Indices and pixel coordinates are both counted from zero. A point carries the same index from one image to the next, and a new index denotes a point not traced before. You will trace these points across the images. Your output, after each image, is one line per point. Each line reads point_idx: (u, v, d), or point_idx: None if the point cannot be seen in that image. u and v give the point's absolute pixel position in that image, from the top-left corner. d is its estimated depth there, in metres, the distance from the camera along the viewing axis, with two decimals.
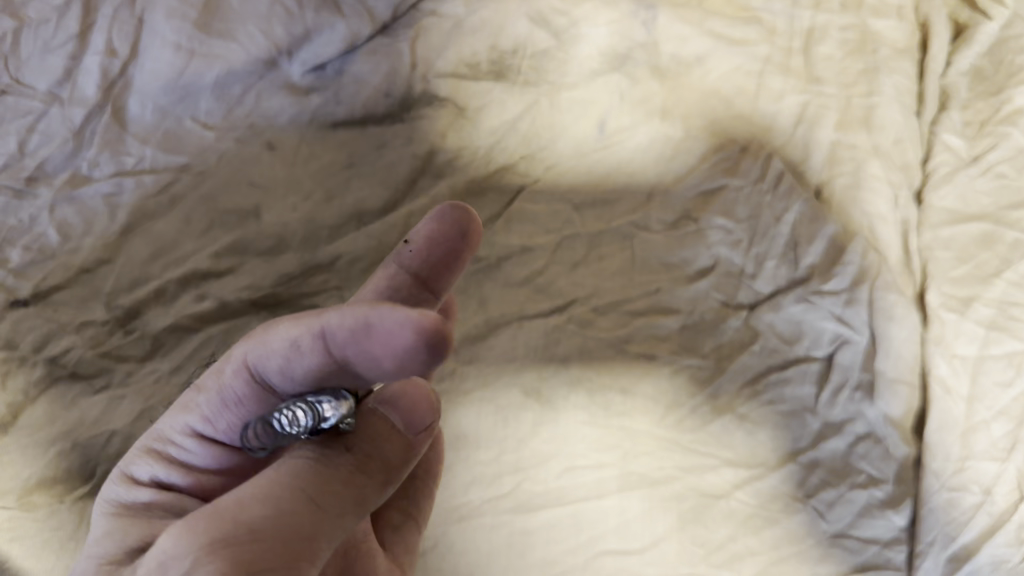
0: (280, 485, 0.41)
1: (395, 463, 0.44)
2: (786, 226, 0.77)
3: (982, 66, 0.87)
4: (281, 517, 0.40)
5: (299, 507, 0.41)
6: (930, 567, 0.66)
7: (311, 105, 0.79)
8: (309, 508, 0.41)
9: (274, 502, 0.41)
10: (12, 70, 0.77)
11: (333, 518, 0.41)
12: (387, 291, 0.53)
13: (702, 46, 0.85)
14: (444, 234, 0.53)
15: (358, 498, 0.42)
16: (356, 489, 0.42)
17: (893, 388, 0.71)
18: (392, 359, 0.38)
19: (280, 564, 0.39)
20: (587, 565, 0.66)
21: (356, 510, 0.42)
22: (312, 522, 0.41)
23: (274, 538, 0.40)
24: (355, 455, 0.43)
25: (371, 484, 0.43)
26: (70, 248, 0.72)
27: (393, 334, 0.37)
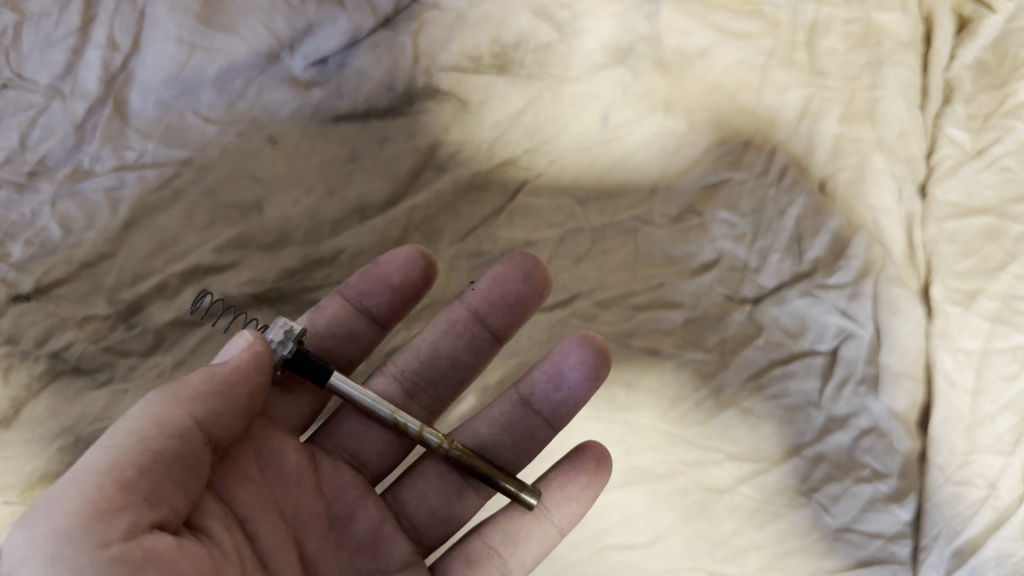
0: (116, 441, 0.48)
1: (200, 393, 0.49)
2: (790, 220, 0.77)
3: (987, 59, 0.86)
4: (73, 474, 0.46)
5: (95, 452, 0.46)
6: (935, 561, 0.65)
7: (313, 98, 0.79)
8: (98, 452, 0.46)
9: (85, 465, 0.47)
10: (13, 64, 0.77)
11: (132, 450, 0.46)
12: (448, 326, 0.65)
13: (705, 39, 0.85)
14: (506, 276, 0.65)
15: (147, 431, 0.47)
16: (154, 422, 0.47)
17: (898, 381, 0.70)
18: (396, 270, 0.65)
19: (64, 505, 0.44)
20: (591, 560, 0.65)
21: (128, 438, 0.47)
22: (108, 457, 0.46)
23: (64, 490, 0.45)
24: (150, 400, 0.49)
25: (172, 416, 0.48)
26: (72, 243, 0.71)
27: (393, 254, 0.65)
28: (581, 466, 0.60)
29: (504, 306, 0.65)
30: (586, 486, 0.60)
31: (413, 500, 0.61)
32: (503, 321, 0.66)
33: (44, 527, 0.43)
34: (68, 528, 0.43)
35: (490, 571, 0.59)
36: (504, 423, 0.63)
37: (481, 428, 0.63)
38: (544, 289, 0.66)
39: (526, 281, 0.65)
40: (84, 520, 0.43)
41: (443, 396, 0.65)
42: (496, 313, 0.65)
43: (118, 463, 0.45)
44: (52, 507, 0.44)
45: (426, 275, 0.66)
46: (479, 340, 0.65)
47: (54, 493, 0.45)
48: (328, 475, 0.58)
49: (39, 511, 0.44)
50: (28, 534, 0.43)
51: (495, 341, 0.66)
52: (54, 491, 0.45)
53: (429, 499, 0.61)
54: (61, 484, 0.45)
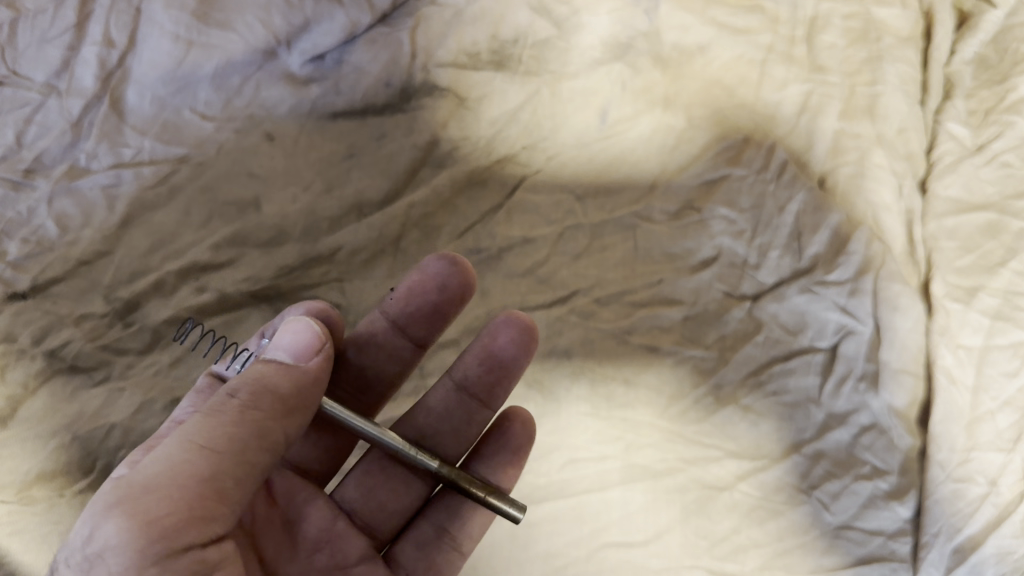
0: (206, 428, 0.44)
1: (295, 404, 0.47)
2: (790, 216, 0.77)
3: (987, 54, 0.86)
4: (171, 468, 0.43)
5: (193, 452, 0.43)
6: (936, 558, 0.64)
7: (310, 95, 0.79)
8: (204, 454, 0.43)
9: (177, 455, 0.43)
10: (10, 61, 0.77)
11: (235, 457, 0.44)
12: (368, 336, 0.65)
13: (705, 35, 0.85)
14: (421, 286, 0.64)
15: (252, 439, 0.45)
16: (256, 431, 0.45)
17: (898, 378, 0.70)
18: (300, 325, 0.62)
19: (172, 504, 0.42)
20: (591, 557, 0.65)
21: (246, 443, 0.45)
22: (210, 463, 0.43)
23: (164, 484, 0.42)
24: (245, 400, 0.46)
25: (274, 425, 0.46)
26: (69, 240, 0.71)
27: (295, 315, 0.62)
28: (516, 438, 0.63)
29: (423, 314, 0.65)
30: (519, 452, 0.63)
31: (364, 498, 0.61)
32: (424, 325, 0.65)
33: (139, 528, 0.41)
34: (164, 533, 0.41)
35: (444, 550, 0.61)
36: (441, 411, 0.64)
37: (419, 420, 0.63)
38: (467, 289, 0.65)
39: (441, 291, 0.64)
40: (185, 527, 0.42)
41: (377, 402, 0.66)
42: (416, 321, 0.65)
43: (223, 473, 0.44)
44: (151, 508, 0.41)
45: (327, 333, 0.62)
46: (400, 348, 0.65)
47: (149, 491, 0.42)
48: (281, 482, 0.58)
49: (132, 508, 0.41)
50: (120, 531, 0.41)
51: (416, 347, 0.66)
52: (149, 489, 0.42)
53: (379, 494, 0.61)
54: (159, 482, 0.42)
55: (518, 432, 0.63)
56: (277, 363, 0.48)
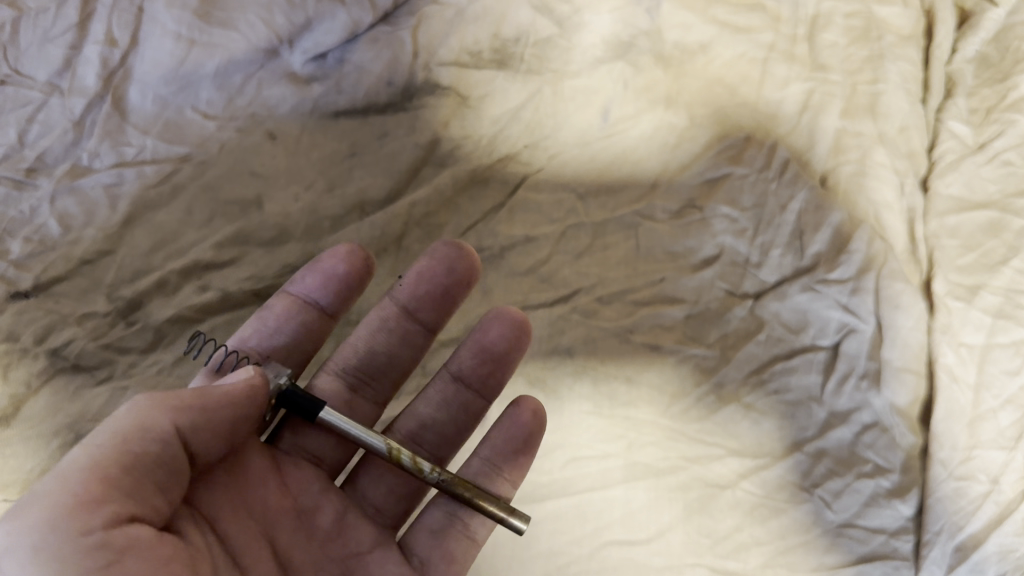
0: (105, 427, 0.47)
1: (185, 397, 0.48)
2: (792, 214, 0.77)
3: (988, 52, 0.86)
4: (64, 464, 0.45)
5: (82, 449, 0.45)
6: (938, 556, 0.64)
7: (312, 94, 0.79)
8: (91, 447, 0.45)
9: (73, 453, 0.45)
10: (11, 60, 0.77)
11: (120, 447, 0.45)
12: (378, 320, 0.65)
13: (707, 34, 0.85)
14: (431, 270, 0.66)
15: (137, 431, 0.46)
16: (139, 422, 0.46)
17: (900, 376, 0.70)
18: (345, 261, 0.66)
19: (57, 494, 0.43)
20: (593, 556, 0.65)
21: (133, 435, 0.46)
22: (93, 455, 0.45)
23: (55, 478, 0.44)
24: (136, 402, 0.47)
25: (159, 416, 0.47)
26: (71, 239, 0.71)
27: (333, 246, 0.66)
28: (521, 422, 0.62)
29: (432, 298, 0.66)
30: (529, 441, 0.62)
31: (374, 486, 0.62)
32: (433, 308, 0.66)
33: (26, 522, 0.42)
34: (52, 522, 0.42)
35: (457, 538, 0.60)
36: (442, 401, 0.64)
37: (420, 410, 0.64)
38: (472, 275, 0.67)
39: (450, 274, 0.66)
40: (67, 514, 0.42)
41: (383, 390, 0.65)
42: (426, 305, 0.66)
43: (105, 461, 0.44)
44: (37, 501, 0.43)
45: (370, 267, 0.67)
46: (410, 333, 0.66)
47: (39, 488, 0.44)
48: (292, 471, 0.58)
49: (23, 505, 0.43)
50: (12, 528, 0.43)
51: (424, 334, 0.66)
52: (39, 487, 0.44)
53: (388, 480, 0.62)
54: (49, 480, 0.44)
55: (527, 421, 0.62)
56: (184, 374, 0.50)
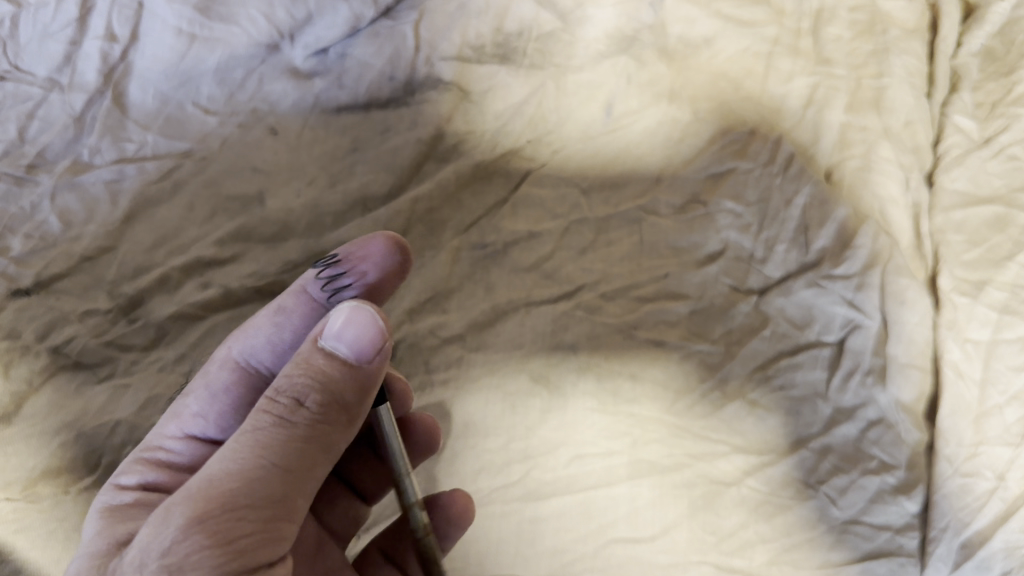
0: (276, 442, 0.45)
1: (357, 415, 0.48)
2: (796, 210, 0.76)
3: (994, 46, 0.86)
4: (250, 489, 0.43)
5: (266, 466, 0.44)
6: (943, 553, 0.64)
7: (314, 89, 0.79)
8: (280, 474, 0.44)
9: (252, 476, 0.44)
10: (12, 56, 0.78)
11: (304, 473, 0.46)
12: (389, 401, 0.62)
13: (710, 27, 0.85)
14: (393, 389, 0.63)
15: (318, 452, 0.46)
16: (322, 448, 0.46)
17: (905, 372, 0.69)
18: (374, 269, 0.56)
19: (255, 526, 0.43)
20: (598, 554, 0.64)
21: (320, 455, 0.47)
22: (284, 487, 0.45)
23: (247, 506, 0.43)
24: (316, 411, 0.46)
25: (337, 435, 0.47)
26: (72, 236, 0.71)
27: (367, 247, 0.56)
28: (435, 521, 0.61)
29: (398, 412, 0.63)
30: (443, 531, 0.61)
31: (331, 514, 0.64)
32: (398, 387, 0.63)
33: (224, 547, 0.42)
34: (246, 553, 0.43)
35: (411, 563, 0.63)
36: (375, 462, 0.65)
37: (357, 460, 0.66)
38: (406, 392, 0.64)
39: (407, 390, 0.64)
40: (260, 540, 0.44)
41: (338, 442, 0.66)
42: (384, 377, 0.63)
43: (295, 492, 0.45)
44: (234, 526, 0.42)
45: (405, 269, 0.57)
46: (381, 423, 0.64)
47: (231, 507, 0.43)
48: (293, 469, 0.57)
49: (219, 527, 0.42)
50: (209, 550, 0.42)
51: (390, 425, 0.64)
52: (230, 505, 0.43)
53: (338, 508, 0.64)
54: (241, 501, 0.43)
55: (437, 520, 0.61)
56: (339, 363, 0.46)
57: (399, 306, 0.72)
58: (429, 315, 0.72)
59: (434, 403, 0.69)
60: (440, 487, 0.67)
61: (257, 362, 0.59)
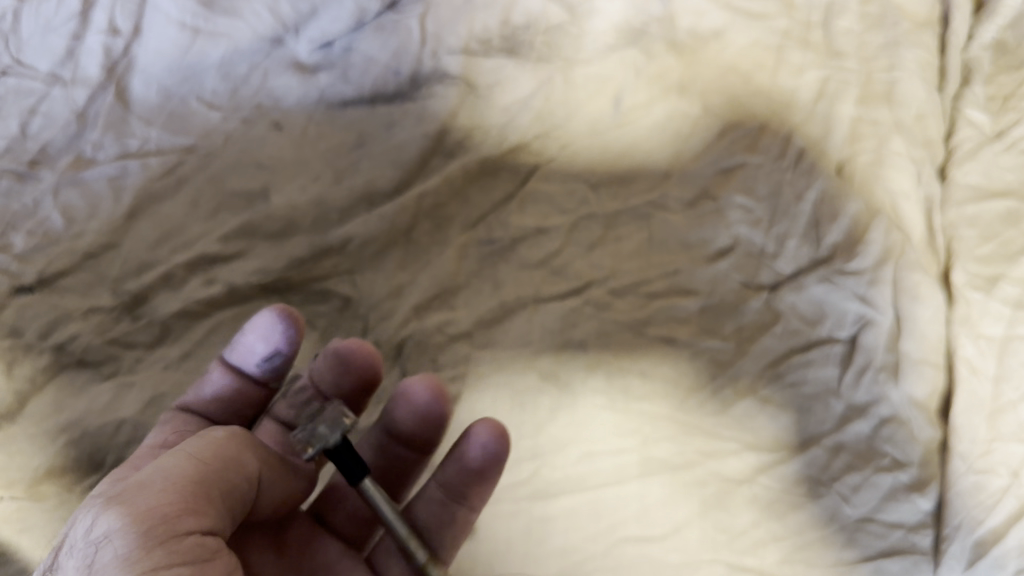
0: (193, 446, 0.47)
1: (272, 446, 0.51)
2: (808, 205, 0.76)
3: (1006, 38, 0.85)
4: (166, 470, 0.45)
5: (181, 459, 0.46)
6: (957, 551, 0.63)
7: (319, 83, 0.78)
8: (194, 459, 0.46)
9: (170, 463, 0.46)
10: (14, 50, 0.77)
11: (222, 467, 0.47)
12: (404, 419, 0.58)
13: (719, 20, 0.84)
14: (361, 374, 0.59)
15: (234, 460, 0.48)
16: (237, 455, 0.48)
17: (918, 369, 0.68)
18: (266, 338, 0.55)
19: (169, 494, 0.43)
20: (608, 553, 0.63)
21: (237, 466, 0.48)
22: (199, 467, 0.46)
23: (162, 479, 0.44)
24: (227, 433, 0.49)
25: (249, 455, 0.49)
26: (75, 233, 0.70)
27: (255, 323, 0.56)
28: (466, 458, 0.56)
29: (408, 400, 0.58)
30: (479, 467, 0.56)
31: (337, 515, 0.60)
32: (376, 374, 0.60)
33: (141, 511, 0.42)
34: (162, 513, 0.42)
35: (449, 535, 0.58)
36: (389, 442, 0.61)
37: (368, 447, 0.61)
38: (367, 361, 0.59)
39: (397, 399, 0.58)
40: (179, 510, 0.43)
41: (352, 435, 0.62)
42: (345, 372, 0.59)
43: (211, 475, 0.46)
44: (148, 492, 0.43)
45: (295, 330, 0.56)
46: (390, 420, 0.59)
47: (147, 483, 0.44)
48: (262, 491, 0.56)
49: (138, 495, 0.43)
50: (126, 517, 0.42)
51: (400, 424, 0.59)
52: (147, 482, 0.44)
53: (348, 506, 0.60)
54: (155, 477, 0.44)
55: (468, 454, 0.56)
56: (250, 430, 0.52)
57: (405, 304, 0.70)
58: (437, 313, 0.71)
59: None
60: None
61: (201, 408, 0.58)
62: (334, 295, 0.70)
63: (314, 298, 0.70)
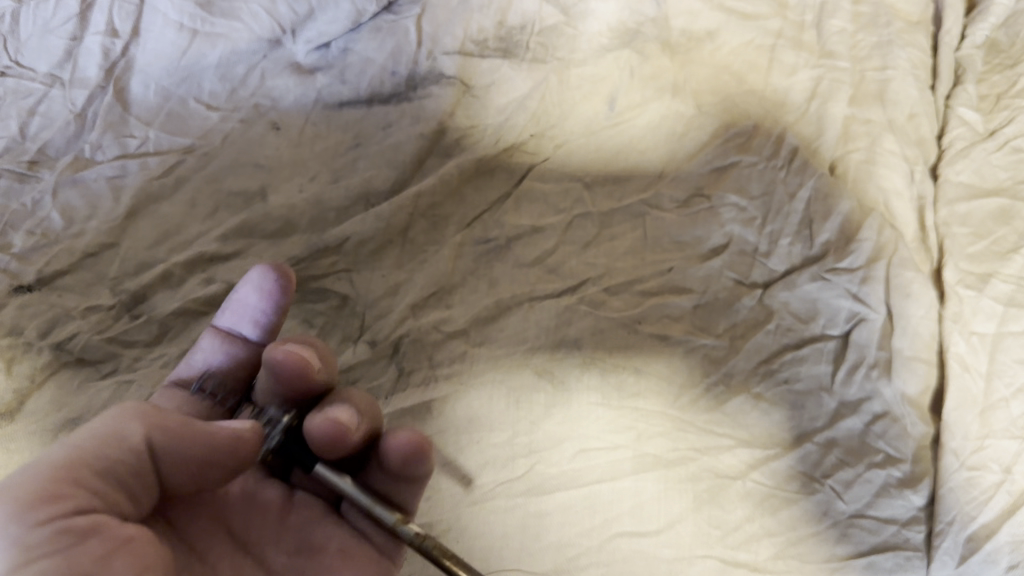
0: (77, 434, 0.45)
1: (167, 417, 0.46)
2: (801, 204, 0.76)
3: (997, 39, 0.86)
4: (39, 463, 0.43)
5: (57, 449, 0.43)
6: (950, 547, 0.63)
7: (317, 84, 0.79)
8: (66, 447, 0.43)
9: (44, 455, 0.43)
10: (13, 53, 0.78)
11: (97, 447, 0.44)
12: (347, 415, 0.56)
13: (712, 22, 0.86)
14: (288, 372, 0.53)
15: (112, 436, 0.44)
16: (116, 431, 0.45)
17: (911, 366, 0.69)
18: (256, 293, 0.57)
19: (31, 485, 0.41)
20: (602, 548, 0.63)
21: (119, 440, 0.44)
22: (66, 455, 0.43)
23: (29, 473, 0.42)
24: (116, 411, 0.46)
25: (136, 426, 0.45)
26: (74, 233, 0.71)
27: (246, 277, 0.57)
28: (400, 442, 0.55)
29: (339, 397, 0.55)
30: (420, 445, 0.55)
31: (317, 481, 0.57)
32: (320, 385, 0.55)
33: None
34: (16, 503, 0.40)
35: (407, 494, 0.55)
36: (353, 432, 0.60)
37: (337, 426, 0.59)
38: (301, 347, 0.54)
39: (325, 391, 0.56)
40: (38, 497, 0.40)
41: None
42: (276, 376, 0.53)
43: (80, 460, 0.43)
44: (8, 487, 0.41)
45: (285, 283, 0.57)
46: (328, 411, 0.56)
47: (12, 478, 0.42)
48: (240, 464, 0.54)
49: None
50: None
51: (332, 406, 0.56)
52: (13, 478, 0.42)
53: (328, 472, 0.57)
54: (24, 472, 0.42)
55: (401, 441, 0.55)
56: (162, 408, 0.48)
57: (401, 304, 0.71)
58: (433, 310, 0.71)
59: (437, 399, 0.68)
60: (443, 483, 0.65)
61: (195, 379, 0.58)
62: (332, 294, 0.71)
63: (312, 297, 0.71)
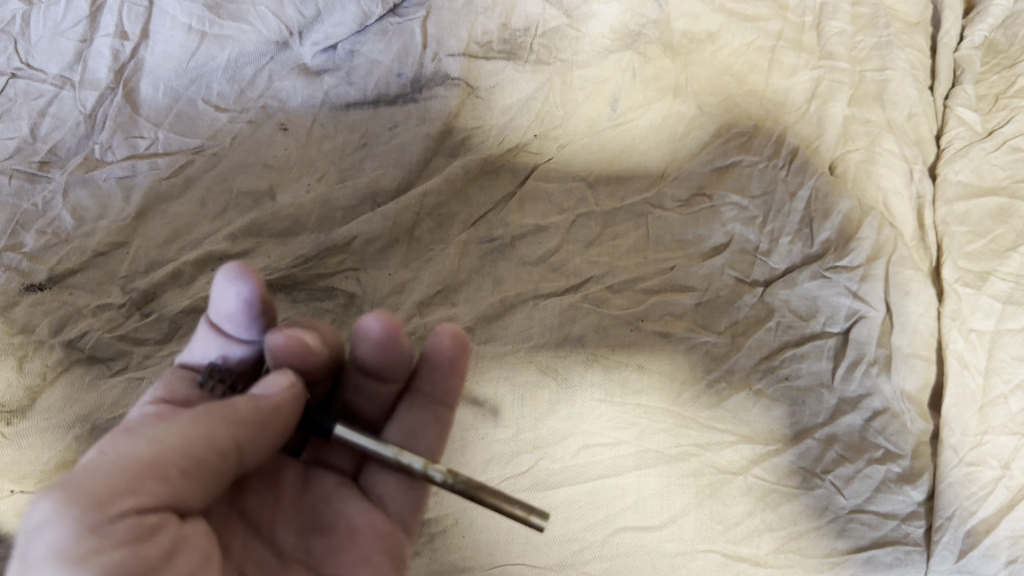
0: (161, 425, 0.42)
1: (251, 420, 0.44)
2: (801, 203, 0.78)
3: (995, 40, 0.87)
4: (124, 452, 0.40)
5: (141, 441, 0.41)
6: (949, 541, 0.64)
7: (323, 85, 0.80)
8: (151, 440, 0.41)
9: (128, 444, 0.41)
10: (23, 54, 0.79)
11: (185, 446, 0.41)
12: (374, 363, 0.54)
13: (713, 23, 0.86)
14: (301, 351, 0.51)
15: (199, 438, 0.42)
16: (203, 431, 0.42)
17: (909, 363, 0.70)
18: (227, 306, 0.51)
19: (115, 480, 0.39)
20: (606, 542, 0.64)
21: (206, 443, 0.42)
22: (152, 450, 0.41)
23: (114, 462, 0.39)
24: (203, 409, 0.44)
25: (221, 429, 0.43)
26: (85, 232, 0.72)
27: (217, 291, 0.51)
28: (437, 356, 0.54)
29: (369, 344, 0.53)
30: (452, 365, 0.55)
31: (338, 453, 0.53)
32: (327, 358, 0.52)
33: (73, 499, 0.38)
34: (97, 498, 0.38)
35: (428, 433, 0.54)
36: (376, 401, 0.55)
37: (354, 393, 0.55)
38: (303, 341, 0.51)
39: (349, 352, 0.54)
40: (120, 495, 0.38)
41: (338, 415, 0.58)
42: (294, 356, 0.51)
43: (167, 458, 0.41)
44: (90, 477, 0.38)
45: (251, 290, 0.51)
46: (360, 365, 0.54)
47: (93, 467, 0.39)
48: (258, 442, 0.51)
49: (68, 479, 0.38)
50: (56, 504, 0.38)
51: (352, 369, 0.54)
52: (94, 465, 0.39)
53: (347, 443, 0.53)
54: (106, 462, 0.39)
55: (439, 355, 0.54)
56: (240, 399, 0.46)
57: (407, 302, 0.72)
58: (439, 308, 0.72)
59: None
60: (449, 477, 0.66)
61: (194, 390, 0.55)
62: (338, 292, 0.72)
63: (320, 294, 0.72)
